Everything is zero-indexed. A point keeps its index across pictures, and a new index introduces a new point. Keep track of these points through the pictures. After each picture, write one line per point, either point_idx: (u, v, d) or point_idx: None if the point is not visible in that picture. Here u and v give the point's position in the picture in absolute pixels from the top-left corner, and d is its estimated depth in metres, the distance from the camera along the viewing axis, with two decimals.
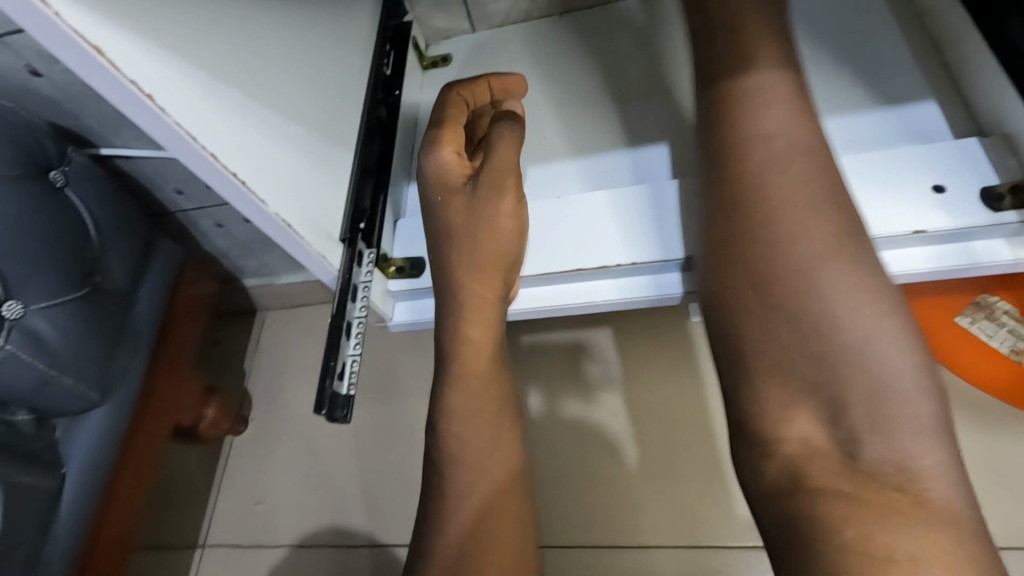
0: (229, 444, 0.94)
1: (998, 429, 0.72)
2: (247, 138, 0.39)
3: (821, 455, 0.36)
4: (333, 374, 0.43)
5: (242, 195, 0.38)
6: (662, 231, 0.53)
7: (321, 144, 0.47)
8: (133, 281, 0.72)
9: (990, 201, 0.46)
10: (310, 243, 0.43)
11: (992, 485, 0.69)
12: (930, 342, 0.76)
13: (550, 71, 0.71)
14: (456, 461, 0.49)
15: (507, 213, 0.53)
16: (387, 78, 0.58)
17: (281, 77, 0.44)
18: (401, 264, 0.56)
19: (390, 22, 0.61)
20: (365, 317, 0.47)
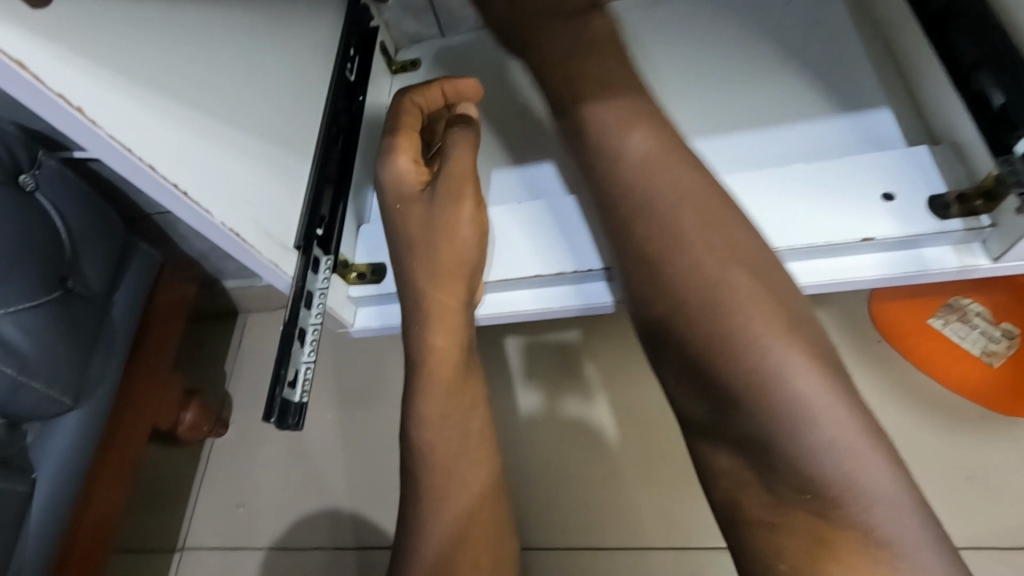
0: (208, 447, 0.94)
1: (967, 430, 0.73)
2: (191, 149, 0.39)
3: (751, 490, 0.40)
4: (282, 382, 0.43)
5: (186, 206, 0.38)
6: (573, 243, 0.55)
7: (273, 152, 0.48)
8: (107, 285, 0.72)
9: (937, 209, 0.47)
10: (259, 251, 0.43)
11: (962, 485, 0.70)
12: (904, 343, 0.77)
13: (520, 75, 0.71)
14: (423, 467, 0.50)
15: (467, 223, 0.52)
16: (351, 83, 0.58)
17: (230, 85, 0.44)
18: (363, 270, 0.56)
19: (355, 27, 0.61)
20: (321, 324, 0.47)
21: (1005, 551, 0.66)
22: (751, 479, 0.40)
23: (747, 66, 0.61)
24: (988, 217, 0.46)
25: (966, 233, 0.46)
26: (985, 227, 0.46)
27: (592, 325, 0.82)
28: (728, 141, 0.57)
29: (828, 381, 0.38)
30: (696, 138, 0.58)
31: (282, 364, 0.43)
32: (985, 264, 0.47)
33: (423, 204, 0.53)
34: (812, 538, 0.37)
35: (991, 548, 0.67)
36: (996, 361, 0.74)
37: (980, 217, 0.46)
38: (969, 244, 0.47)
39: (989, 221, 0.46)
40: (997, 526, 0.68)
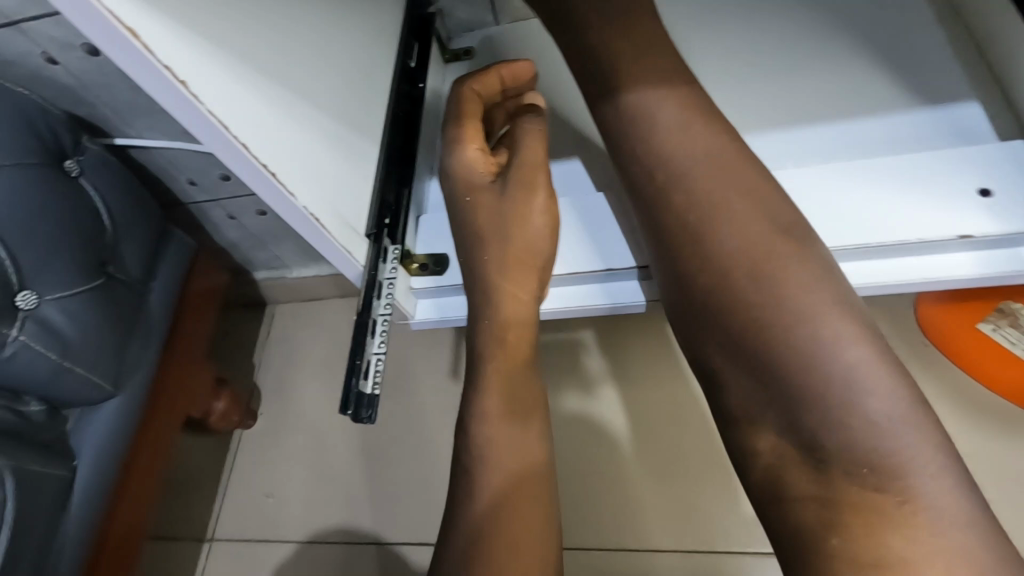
0: (237, 438, 0.94)
1: (1020, 441, 0.71)
2: (274, 129, 0.38)
3: (797, 469, 0.38)
4: (356, 374, 0.43)
5: (272, 187, 0.38)
6: (599, 242, 0.54)
7: (347, 135, 0.46)
8: (147, 270, 0.72)
9: None
10: (336, 237, 0.42)
11: (1015, 496, 0.68)
12: (954, 350, 0.76)
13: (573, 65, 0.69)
14: (477, 464, 0.48)
15: (540, 212, 0.52)
16: (412, 69, 0.57)
17: (309, 66, 0.44)
18: (425, 260, 0.55)
19: (416, 13, 0.60)
20: (390, 315, 0.46)
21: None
22: (794, 453, 0.38)
23: (816, 58, 0.59)
24: None
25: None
26: None
27: (598, 323, 0.81)
28: (793, 135, 0.56)
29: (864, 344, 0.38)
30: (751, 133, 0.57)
31: (356, 355, 0.43)
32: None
33: (490, 198, 0.53)
34: (861, 513, 0.36)
35: None
36: None
37: None
38: None
39: None
40: None
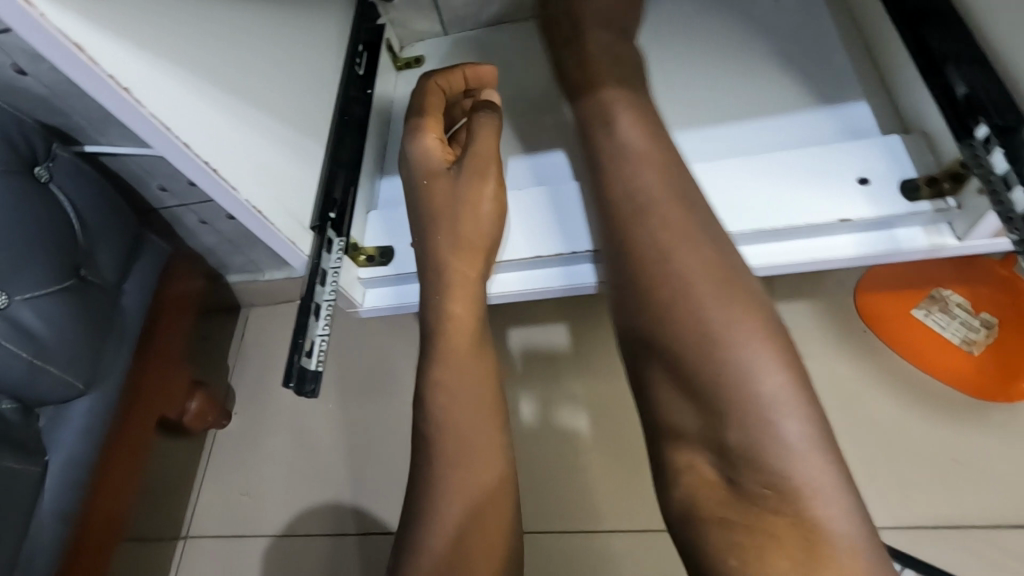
0: (212, 438, 0.96)
1: (956, 420, 0.74)
2: (220, 130, 0.42)
3: (710, 488, 0.43)
4: (299, 351, 0.45)
5: (216, 184, 0.41)
6: (565, 228, 0.57)
7: (292, 136, 0.50)
8: (120, 275, 0.74)
9: (909, 192, 0.49)
10: (280, 229, 0.46)
11: (948, 469, 0.72)
12: (890, 334, 0.79)
13: (521, 70, 0.73)
14: (431, 443, 0.52)
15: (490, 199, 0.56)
16: (361, 77, 0.60)
17: (253, 74, 0.47)
18: (372, 253, 0.58)
19: (367, 24, 0.64)
20: (334, 301, 0.49)
21: (992, 532, 0.68)
22: (713, 475, 0.43)
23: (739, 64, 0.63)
24: (955, 199, 0.49)
25: (935, 213, 0.49)
26: (952, 208, 0.48)
27: (592, 322, 0.84)
28: (715, 130, 0.60)
29: (789, 379, 0.42)
30: (679, 129, 0.61)
31: (299, 334, 0.45)
32: (952, 242, 0.49)
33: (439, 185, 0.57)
34: (782, 550, 0.39)
35: (979, 527, 0.69)
36: (976, 348, 0.77)
37: (947, 199, 0.49)
38: (937, 225, 0.50)
39: (955, 203, 0.49)
40: (985, 510, 0.70)
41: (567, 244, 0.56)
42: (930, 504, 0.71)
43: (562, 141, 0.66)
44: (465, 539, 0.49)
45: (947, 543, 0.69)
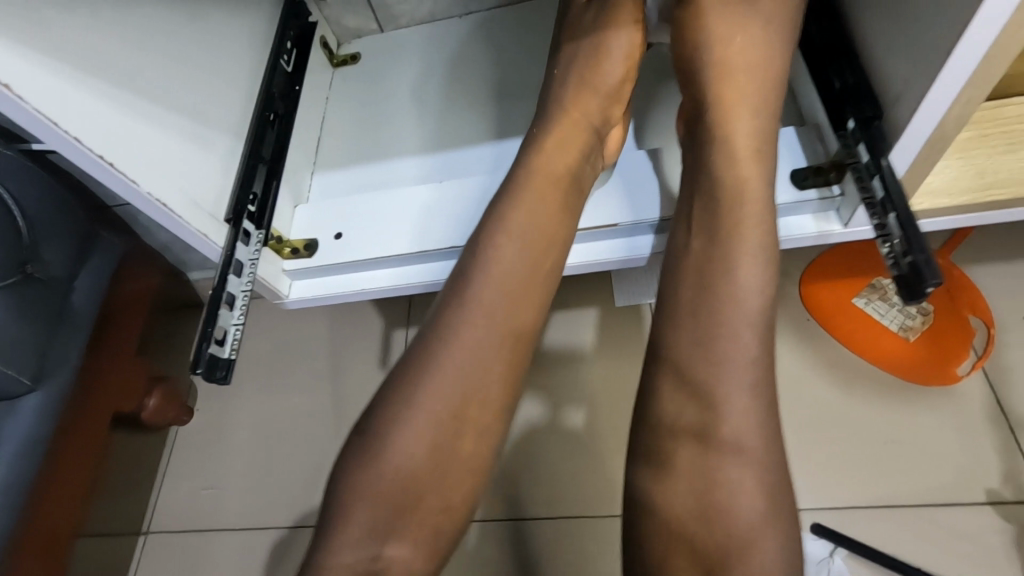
0: (173, 434, 0.96)
1: (899, 403, 0.77)
2: (118, 127, 0.43)
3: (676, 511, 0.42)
4: (208, 339, 0.47)
5: (113, 176, 0.42)
6: (632, 198, 0.60)
7: (200, 132, 0.52)
8: (70, 271, 0.74)
9: (798, 180, 0.52)
10: (190, 222, 0.47)
11: (882, 450, 0.75)
12: (830, 322, 0.81)
13: (452, 66, 0.74)
14: (450, 353, 0.46)
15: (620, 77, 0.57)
16: (288, 73, 0.64)
17: (157, 73, 0.49)
18: (297, 246, 0.59)
19: (294, 21, 0.65)
20: (251, 290, 0.51)
21: (927, 510, 0.71)
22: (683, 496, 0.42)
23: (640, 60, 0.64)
24: (839, 187, 0.52)
25: (821, 201, 0.52)
26: (835, 196, 0.52)
27: (588, 314, 0.86)
28: None
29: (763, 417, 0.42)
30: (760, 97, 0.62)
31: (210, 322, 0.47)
32: (838, 229, 0.53)
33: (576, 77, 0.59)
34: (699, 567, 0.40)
35: (915, 507, 0.71)
36: (912, 335, 0.79)
37: (832, 187, 0.52)
38: (826, 213, 0.54)
39: (839, 191, 0.52)
40: (923, 489, 0.72)
41: (617, 214, 0.59)
42: (870, 487, 0.73)
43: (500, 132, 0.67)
44: (428, 468, 0.44)
45: (886, 524, 0.71)
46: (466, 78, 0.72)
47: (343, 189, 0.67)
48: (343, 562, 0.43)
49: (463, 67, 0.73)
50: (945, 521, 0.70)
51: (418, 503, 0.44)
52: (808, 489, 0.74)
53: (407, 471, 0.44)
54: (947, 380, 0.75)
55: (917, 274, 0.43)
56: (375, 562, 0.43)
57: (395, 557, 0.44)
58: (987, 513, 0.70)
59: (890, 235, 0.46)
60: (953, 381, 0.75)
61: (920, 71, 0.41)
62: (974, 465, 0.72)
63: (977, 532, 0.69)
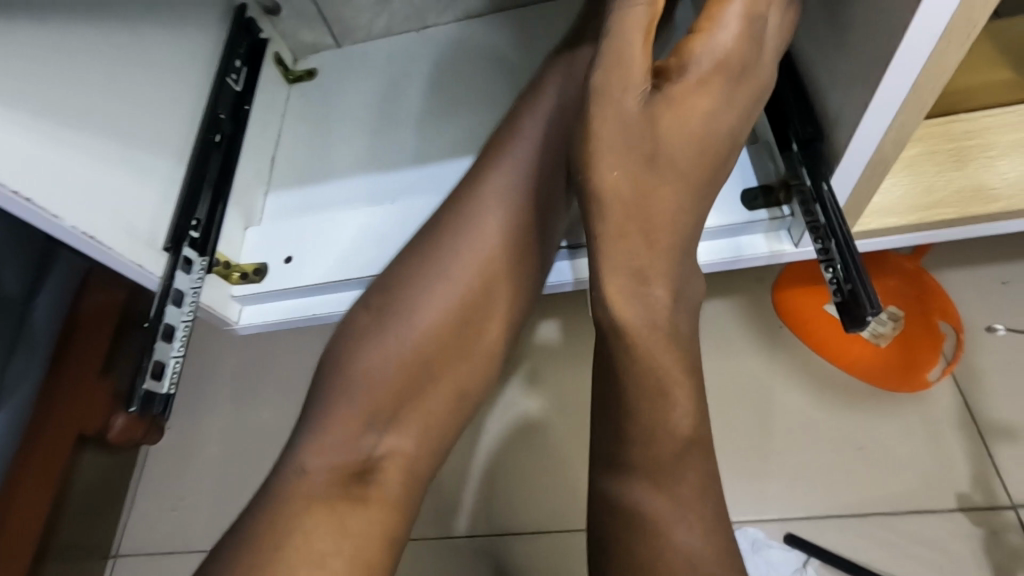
0: (144, 453, 0.94)
1: (868, 411, 0.77)
2: (35, 158, 0.43)
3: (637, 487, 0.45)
4: (144, 374, 0.47)
5: (32, 211, 0.42)
6: None
7: (128, 159, 0.51)
8: (26, 289, 0.73)
9: (749, 202, 0.55)
10: (121, 252, 0.48)
11: (850, 457, 0.75)
12: (806, 330, 0.80)
13: (409, 78, 0.73)
14: (457, 283, 0.53)
15: (638, 24, 0.39)
16: (238, 93, 0.65)
17: (81, 102, 0.49)
18: (246, 270, 0.60)
19: (242, 37, 0.67)
20: (193, 319, 0.51)
21: (900, 518, 0.71)
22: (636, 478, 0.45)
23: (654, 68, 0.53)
24: (788, 207, 0.54)
25: (771, 221, 0.55)
26: (786, 216, 0.54)
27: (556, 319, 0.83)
28: None
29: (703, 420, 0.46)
30: None
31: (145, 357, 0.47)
32: (790, 248, 0.55)
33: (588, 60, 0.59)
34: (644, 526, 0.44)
35: (888, 515, 0.71)
36: (883, 341, 0.78)
37: (782, 207, 0.54)
38: (778, 232, 0.56)
39: (789, 211, 0.54)
40: (897, 497, 0.72)
41: None
42: (844, 497, 0.73)
43: (457, 145, 0.66)
44: (421, 376, 0.51)
45: (859, 533, 0.71)
46: (422, 91, 0.71)
47: (299, 207, 0.66)
48: (331, 463, 0.47)
49: (420, 79, 0.72)
50: (914, 527, 0.70)
51: (404, 407, 0.50)
52: (779, 498, 0.74)
53: (405, 375, 0.50)
54: (918, 387, 0.75)
55: (857, 305, 0.44)
56: (362, 464, 0.47)
57: (389, 455, 0.49)
58: (955, 518, 0.70)
59: (832, 260, 0.47)
60: (923, 386, 0.75)
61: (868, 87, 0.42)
62: (941, 470, 0.72)
63: (946, 538, 0.69)
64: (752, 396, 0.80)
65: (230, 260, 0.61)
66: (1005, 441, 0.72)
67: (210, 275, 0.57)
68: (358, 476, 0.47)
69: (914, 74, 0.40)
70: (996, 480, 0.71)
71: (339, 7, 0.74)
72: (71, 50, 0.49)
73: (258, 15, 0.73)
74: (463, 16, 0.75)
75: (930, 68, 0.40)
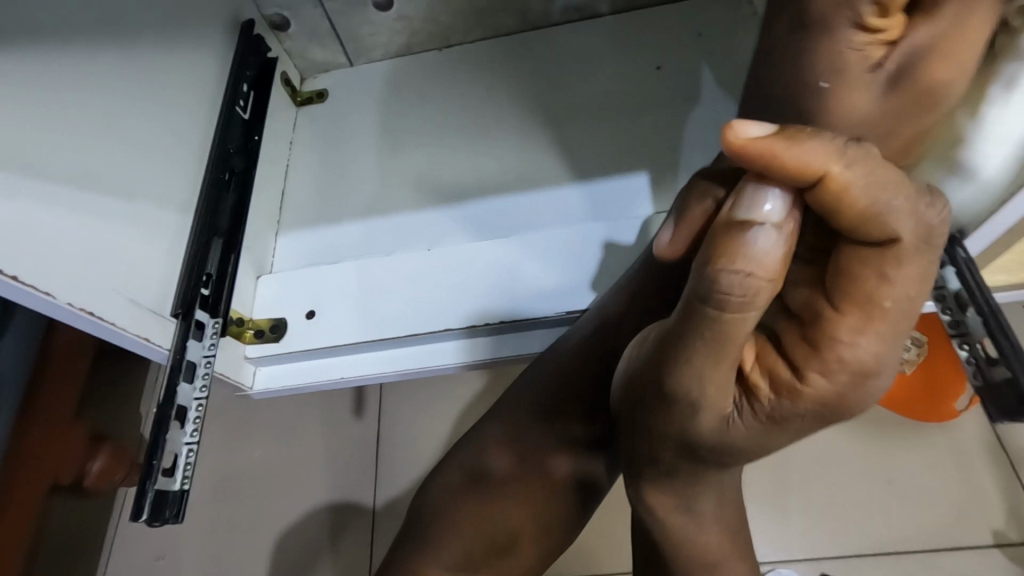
0: (122, 498, 0.86)
1: (892, 441, 0.74)
2: (24, 226, 0.37)
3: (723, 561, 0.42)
4: (155, 473, 0.42)
5: (20, 290, 0.35)
6: (546, 289, 0.53)
7: (125, 210, 0.45)
8: None
9: None
10: (126, 327, 0.42)
11: (887, 501, 0.72)
12: None
13: (431, 102, 0.68)
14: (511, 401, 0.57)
15: (720, 348, 0.27)
16: (247, 121, 0.59)
17: (75, 144, 0.43)
18: (262, 327, 0.55)
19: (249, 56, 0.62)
20: (206, 396, 0.46)
21: (937, 558, 0.69)
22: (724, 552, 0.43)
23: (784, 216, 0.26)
24: None
25: None
26: None
27: None
28: None
29: None
30: None
31: (156, 454, 0.42)
32: None
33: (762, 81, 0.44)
34: None
35: (923, 554, 0.69)
36: (909, 369, 0.75)
37: None
38: None
39: None
40: (933, 536, 0.70)
41: (510, 307, 0.52)
42: (878, 538, 0.70)
43: (483, 177, 0.62)
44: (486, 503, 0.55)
45: (895, 573, 0.69)
46: (445, 119, 0.66)
47: (316, 248, 0.62)
48: (466, 551, 0.55)
49: (444, 106, 0.67)
50: (951, 567, 0.68)
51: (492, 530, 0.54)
52: (809, 538, 0.71)
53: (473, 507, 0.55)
54: (947, 415, 0.74)
55: (1017, 395, 0.38)
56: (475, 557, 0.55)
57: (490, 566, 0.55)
58: (992, 555, 0.68)
59: (970, 335, 0.43)
60: (951, 416, 0.74)
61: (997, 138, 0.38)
62: (977, 508, 0.70)
63: None
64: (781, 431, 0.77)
65: (244, 317, 0.55)
66: None
67: (225, 337, 0.52)
68: (499, 552, 0.55)
69: None
70: None
71: (354, 24, 0.68)
72: (65, 81, 0.43)
73: (265, 31, 0.67)
74: (486, 35, 0.70)
75: None
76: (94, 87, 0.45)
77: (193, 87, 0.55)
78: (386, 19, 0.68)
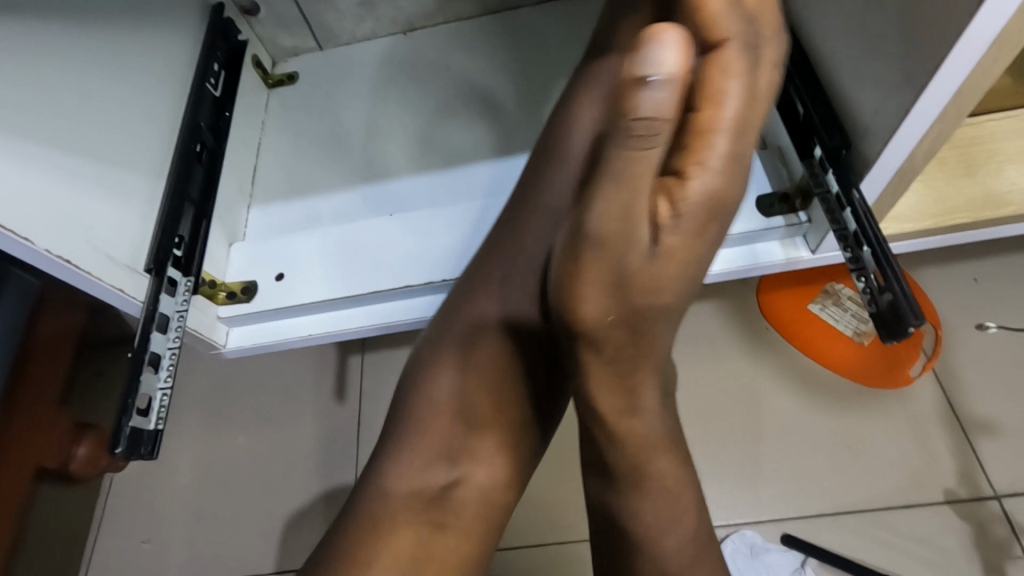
0: (107, 482, 0.88)
1: (846, 402, 0.78)
2: (7, 178, 0.39)
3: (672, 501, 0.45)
4: (131, 412, 0.44)
5: (7, 237, 0.38)
6: (490, 247, 0.56)
7: (98, 173, 0.48)
8: None
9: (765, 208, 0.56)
10: (104, 279, 0.45)
11: (841, 456, 0.76)
12: (791, 328, 0.80)
13: (397, 84, 0.71)
14: (487, 362, 0.50)
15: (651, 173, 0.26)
16: (217, 99, 0.62)
17: (52, 111, 0.45)
18: (234, 289, 0.57)
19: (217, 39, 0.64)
20: (180, 347, 0.49)
21: (890, 515, 0.72)
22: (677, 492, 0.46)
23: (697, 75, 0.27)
24: (804, 214, 0.56)
25: (788, 227, 0.56)
26: (802, 222, 0.56)
27: None
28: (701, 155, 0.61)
29: None
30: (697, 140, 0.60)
31: (130, 393, 0.45)
32: (806, 254, 0.57)
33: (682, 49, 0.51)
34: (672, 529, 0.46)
35: (876, 510, 0.73)
36: (866, 339, 0.78)
37: (799, 214, 0.56)
38: (793, 239, 0.58)
39: (805, 217, 0.56)
40: (886, 491, 0.74)
41: (462, 266, 0.55)
42: (837, 496, 0.74)
43: (445, 153, 0.65)
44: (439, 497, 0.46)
45: (850, 530, 0.72)
46: (411, 99, 0.69)
47: (288, 222, 0.65)
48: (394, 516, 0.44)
49: (410, 86, 0.70)
50: (906, 523, 0.72)
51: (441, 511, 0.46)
52: (772, 499, 0.75)
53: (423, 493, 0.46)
54: (901, 382, 0.76)
55: (897, 317, 0.44)
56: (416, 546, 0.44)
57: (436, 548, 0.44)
58: (941, 510, 0.72)
59: (865, 269, 0.47)
60: (906, 383, 0.76)
61: (901, 94, 0.42)
62: (929, 469, 0.74)
63: (933, 531, 0.71)
64: (745, 398, 0.80)
65: (216, 280, 0.58)
66: (985, 434, 0.75)
67: (197, 296, 0.54)
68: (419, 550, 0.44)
69: (942, 86, 0.40)
70: (978, 472, 0.73)
71: (321, 9, 0.71)
72: (45, 57, 0.45)
73: (235, 17, 0.70)
74: (449, 19, 0.73)
75: (975, 79, 0.40)
76: (74, 64, 0.48)
77: (165, 65, 0.57)
78: (353, 5, 0.71)
